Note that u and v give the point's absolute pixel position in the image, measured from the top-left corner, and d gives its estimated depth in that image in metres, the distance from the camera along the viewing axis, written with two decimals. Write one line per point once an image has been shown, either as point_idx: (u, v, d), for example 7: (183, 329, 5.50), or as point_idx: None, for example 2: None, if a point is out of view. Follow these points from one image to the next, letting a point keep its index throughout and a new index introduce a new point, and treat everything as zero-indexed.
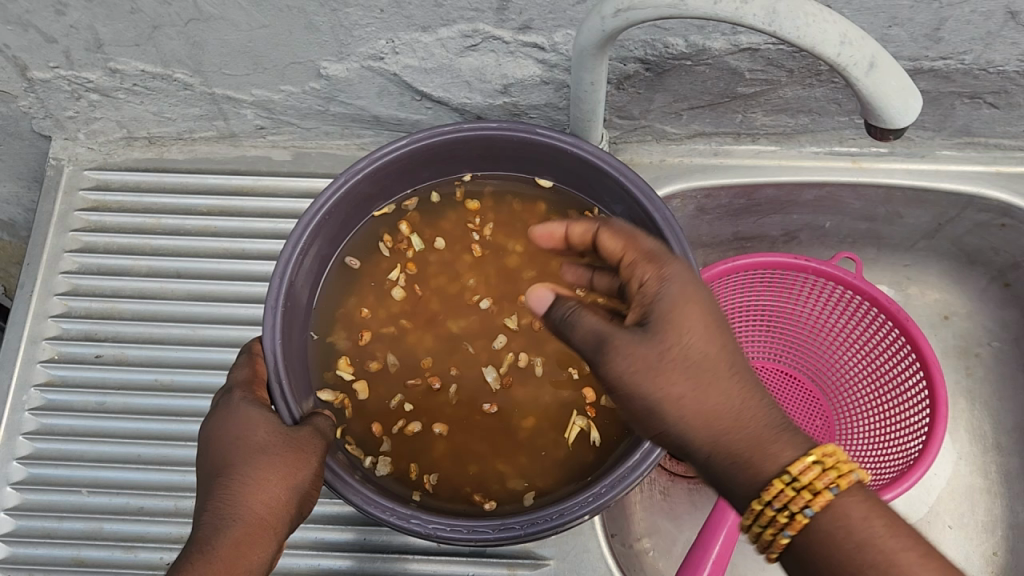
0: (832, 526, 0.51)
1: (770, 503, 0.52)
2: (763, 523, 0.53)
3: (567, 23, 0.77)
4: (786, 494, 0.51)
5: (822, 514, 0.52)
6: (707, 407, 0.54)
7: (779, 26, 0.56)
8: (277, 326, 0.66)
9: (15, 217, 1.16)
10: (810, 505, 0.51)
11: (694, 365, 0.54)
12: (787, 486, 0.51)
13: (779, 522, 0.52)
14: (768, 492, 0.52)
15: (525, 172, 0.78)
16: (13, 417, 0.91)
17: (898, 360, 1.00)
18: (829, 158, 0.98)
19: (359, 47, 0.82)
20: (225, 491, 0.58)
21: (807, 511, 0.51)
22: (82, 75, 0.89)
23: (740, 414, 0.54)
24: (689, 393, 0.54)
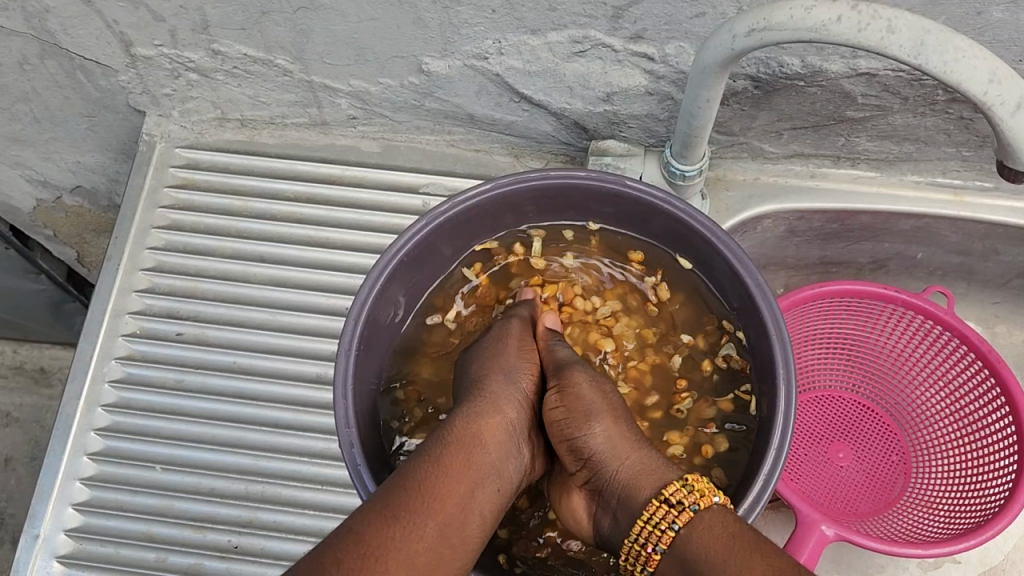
0: (709, 522, 0.57)
1: (668, 497, 0.59)
2: (656, 519, 0.59)
3: (682, 35, 0.75)
4: (683, 490, 0.59)
5: (705, 512, 0.57)
6: (623, 464, 0.64)
7: (926, 60, 0.54)
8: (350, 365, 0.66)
9: (98, 186, 1.17)
10: (697, 501, 0.58)
11: (618, 412, 0.67)
12: (684, 485, 0.60)
13: (670, 517, 0.58)
14: (669, 489, 0.60)
15: (668, 250, 0.75)
16: (94, 387, 0.92)
17: (985, 404, 0.96)
18: (930, 188, 0.94)
19: (464, 45, 0.82)
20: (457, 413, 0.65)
21: (693, 506, 0.58)
22: (184, 55, 0.90)
23: (642, 459, 0.64)
24: (600, 421, 0.66)
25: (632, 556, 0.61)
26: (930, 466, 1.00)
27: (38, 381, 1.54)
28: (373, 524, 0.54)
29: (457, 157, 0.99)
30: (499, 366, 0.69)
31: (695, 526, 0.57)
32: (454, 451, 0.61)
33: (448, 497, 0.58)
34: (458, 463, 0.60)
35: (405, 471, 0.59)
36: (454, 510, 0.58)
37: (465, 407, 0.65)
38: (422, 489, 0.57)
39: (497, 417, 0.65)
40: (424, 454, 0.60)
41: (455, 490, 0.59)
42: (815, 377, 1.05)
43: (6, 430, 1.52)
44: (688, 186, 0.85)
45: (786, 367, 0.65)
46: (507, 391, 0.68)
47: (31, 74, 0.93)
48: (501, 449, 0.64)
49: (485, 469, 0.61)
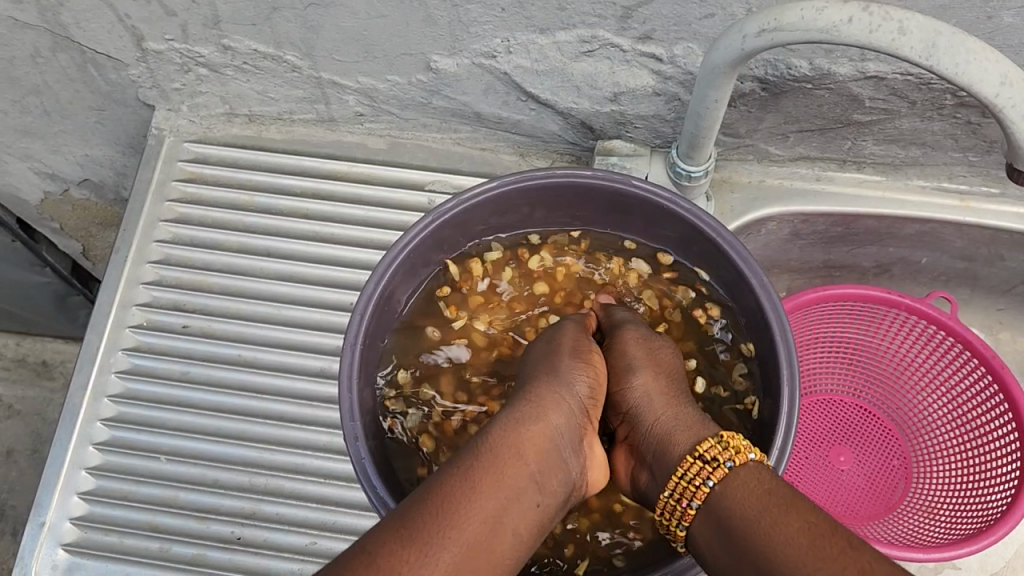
0: (745, 478, 0.57)
1: (702, 454, 0.59)
2: (689, 476, 0.59)
3: (690, 36, 0.76)
4: (718, 446, 0.59)
5: (740, 468, 0.58)
6: (658, 419, 0.64)
7: (937, 62, 0.55)
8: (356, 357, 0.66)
9: (105, 180, 1.17)
10: (733, 458, 0.58)
11: (666, 373, 0.67)
12: (718, 441, 0.59)
13: (705, 472, 0.58)
14: (704, 446, 0.60)
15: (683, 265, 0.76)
16: (100, 377, 0.93)
17: (987, 410, 0.96)
18: (935, 193, 0.94)
19: (473, 43, 0.82)
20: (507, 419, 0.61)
21: (728, 463, 0.58)
22: (194, 50, 0.90)
23: (681, 421, 0.63)
24: (641, 376, 0.66)
25: (667, 512, 0.61)
26: (932, 470, 1.00)
27: (41, 374, 1.55)
28: (386, 544, 0.51)
29: (463, 156, 0.99)
30: (551, 370, 0.65)
31: (730, 483, 0.57)
32: (487, 464, 0.57)
33: (475, 513, 0.54)
34: (491, 476, 0.56)
35: (430, 486, 0.55)
36: (481, 529, 0.54)
37: (513, 416, 0.61)
38: (446, 506, 0.54)
39: (540, 429, 0.61)
40: (454, 468, 0.57)
41: (485, 507, 0.55)
42: (817, 381, 1.05)
43: (9, 422, 1.52)
44: (695, 186, 0.85)
45: (789, 368, 0.65)
46: (557, 397, 0.63)
47: (42, 66, 0.93)
48: (541, 462, 0.59)
49: (521, 483, 0.57)
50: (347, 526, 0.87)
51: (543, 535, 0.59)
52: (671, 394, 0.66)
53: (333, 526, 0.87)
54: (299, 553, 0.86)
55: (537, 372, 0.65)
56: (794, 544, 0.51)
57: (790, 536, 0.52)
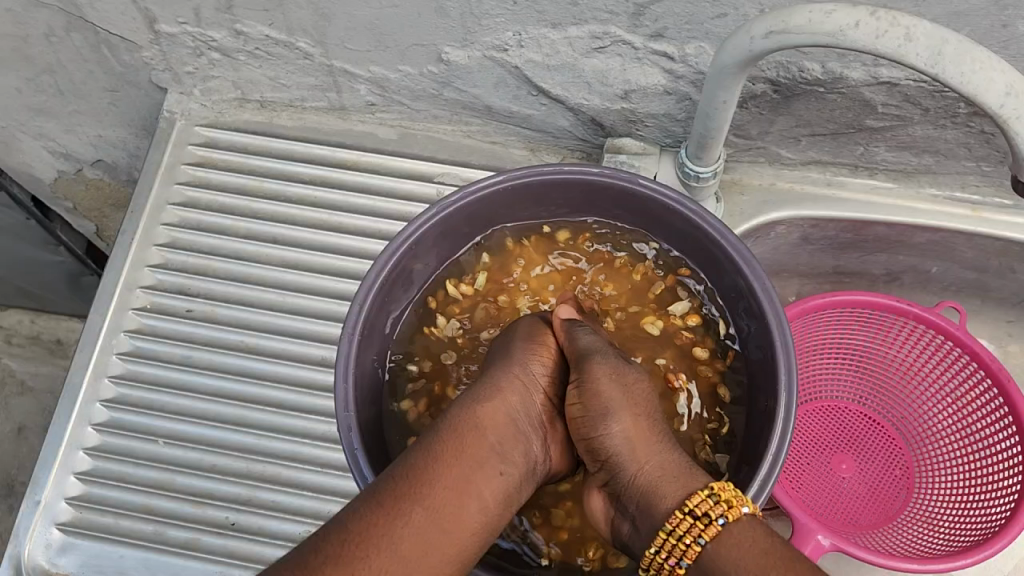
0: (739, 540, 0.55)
1: (692, 509, 0.56)
2: (680, 531, 0.56)
3: (702, 35, 0.75)
4: (708, 501, 0.56)
5: (734, 526, 0.55)
6: (641, 468, 0.60)
7: (944, 70, 0.54)
8: (353, 349, 0.66)
9: (118, 161, 1.18)
10: (725, 513, 0.55)
11: (641, 408, 0.63)
12: (709, 494, 0.57)
13: (694, 531, 0.56)
14: (693, 501, 0.57)
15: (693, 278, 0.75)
16: (101, 358, 0.93)
17: (992, 423, 0.95)
18: (947, 203, 0.93)
19: (485, 36, 0.82)
20: (463, 400, 0.62)
21: (721, 520, 0.55)
22: (207, 34, 0.90)
23: (661, 466, 0.60)
24: (615, 422, 0.61)
25: (650, 566, 0.58)
26: (933, 480, 0.99)
27: (54, 352, 1.56)
28: (360, 516, 0.53)
29: (472, 149, 0.98)
30: (506, 357, 0.65)
31: (722, 542, 0.55)
32: (447, 439, 0.58)
33: (438, 480, 0.56)
34: (451, 449, 0.57)
35: (394, 464, 0.58)
36: (444, 495, 0.55)
37: (467, 398, 0.62)
38: (409, 477, 0.56)
39: (497, 406, 0.61)
40: (417, 445, 0.58)
41: (445, 475, 0.56)
42: (821, 387, 1.05)
43: (21, 398, 1.53)
44: (703, 187, 0.85)
45: (788, 373, 0.64)
46: (514, 380, 0.63)
47: (56, 46, 0.94)
48: (501, 431, 0.60)
49: (480, 452, 0.58)
50: None
51: (516, 504, 0.59)
52: (649, 434, 0.62)
53: (328, 515, 0.87)
54: (294, 541, 0.86)
55: (501, 356, 0.66)
56: None
57: None
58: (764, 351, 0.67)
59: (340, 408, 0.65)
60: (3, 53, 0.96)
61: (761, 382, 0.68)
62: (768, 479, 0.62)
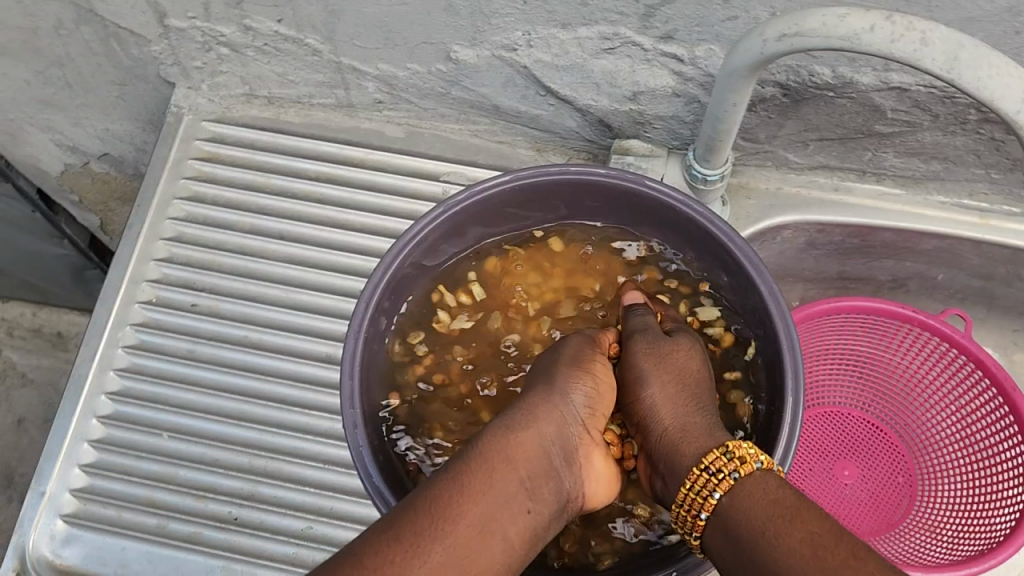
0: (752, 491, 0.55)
1: (706, 466, 0.57)
2: (694, 487, 0.57)
3: (712, 38, 0.75)
4: (722, 458, 0.57)
5: (746, 480, 0.56)
6: (668, 427, 0.61)
7: (959, 75, 0.54)
8: (359, 350, 0.66)
9: (125, 155, 1.18)
10: (738, 469, 0.56)
11: (679, 376, 0.63)
12: (723, 452, 0.57)
13: (709, 486, 0.56)
14: (706, 458, 0.57)
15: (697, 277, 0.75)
16: (107, 351, 0.93)
17: (997, 432, 0.95)
18: (955, 210, 0.93)
19: (494, 35, 0.82)
20: (495, 426, 0.59)
21: (733, 475, 0.56)
22: (216, 29, 0.90)
23: (686, 427, 0.61)
24: (649, 387, 0.63)
25: (679, 521, 0.59)
26: (936, 489, 0.99)
27: (57, 345, 1.56)
28: (374, 550, 0.51)
29: (479, 148, 0.98)
30: (548, 382, 0.62)
31: (737, 494, 0.55)
32: (475, 468, 0.56)
33: (461, 516, 0.53)
34: (479, 481, 0.55)
35: (416, 491, 0.55)
36: (467, 534, 0.53)
37: (501, 423, 0.59)
38: (430, 511, 0.53)
39: (531, 435, 0.59)
40: (444, 473, 0.56)
41: (469, 511, 0.54)
42: (824, 393, 1.04)
43: (23, 390, 1.54)
44: (710, 190, 0.85)
45: (795, 377, 0.65)
46: (551, 405, 0.60)
47: (65, 38, 0.94)
48: (534, 464, 0.58)
49: (510, 487, 0.56)
50: (345, 512, 0.87)
51: (540, 543, 0.57)
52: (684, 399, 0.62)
53: (330, 512, 0.87)
54: (295, 537, 0.86)
55: (544, 377, 0.63)
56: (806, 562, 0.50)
57: (796, 549, 0.51)
58: (771, 356, 0.67)
59: (346, 406, 0.64)
60: (12, 46, 0.96)
61: (768, 385, 0.68)
62: None
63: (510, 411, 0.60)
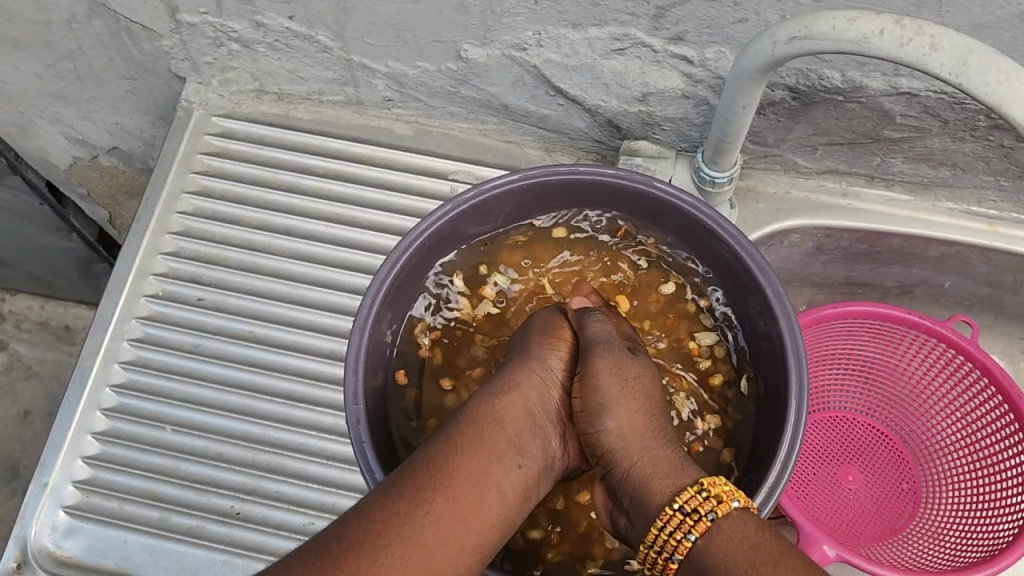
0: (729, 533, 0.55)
1: (681, 505, 0.56)
2: (671, 527, 0.56)
3: (723, 40, 0.75)
4: (697, 497, 0.57)
5: (724, 520, 0.55)
6: (635, 464, 0.60)
7: (967, 80, 0.53)
8: (363, 345, 0.66)
9: (134, 149, 1.18)
10: (714, 509, 0.55)
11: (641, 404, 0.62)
12: (698, 492, 0.57)
13: (684, 527, 0.56)
14: (681, 496, 0.57)
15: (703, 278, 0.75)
16: (112, 344, 0.94)
17: (1001, 440, 0.95)
18: (963, 217, 0.93)
19: (505, 34, 0.82)
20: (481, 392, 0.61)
21: (710, 515, 0.55)
22: (228, 25, 0.91)
23: (654, 463, 0.60)
24: (611, 417, 0.61)
25: (647, 561, 0.59)
26: (939, 496, 0.98)
27: (62, 338, 1.57)
28: (375, 512, 0.54)
29: (487, 148, 0.98)
30: (525, 348, 0.64)
31: (711, 537, 0.55)
32: (464, 430, 0.58)
33: (454, 474, 0.56)
34: (468, 440, 0.58)
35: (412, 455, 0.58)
36: (461, 490, 0.56)
37: (483, 389, 0.61)
38: (424, 470, 0.56)
39: (514, 396, 0.61)
40: (437, 436, 0.58)
41: (461, 468, 0.56)
42: (829, 397, 1.04)
43: (29, 382, 1.54)
44: (718, 193, 0.85)
45: (798, 378, 0.65)
46: (529, 372, 0.62)
47: (77, 32, 0.94)
48: (519, 422, 0.60)
49: (499, 445, 0.58)
50: (348, 509, 0.87)
51: (534, 497, 0.59)
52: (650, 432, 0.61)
53: (333, 508, 0.87)
54: (298, 533, 0.86)
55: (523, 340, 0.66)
56: None
57: None
58: (775, 357, 0.67)
59: (349, 400, 0.65)
60: (24, 38, 0.96)
61: (771, 386, 0.68)
62: (778, 482, 0.62)
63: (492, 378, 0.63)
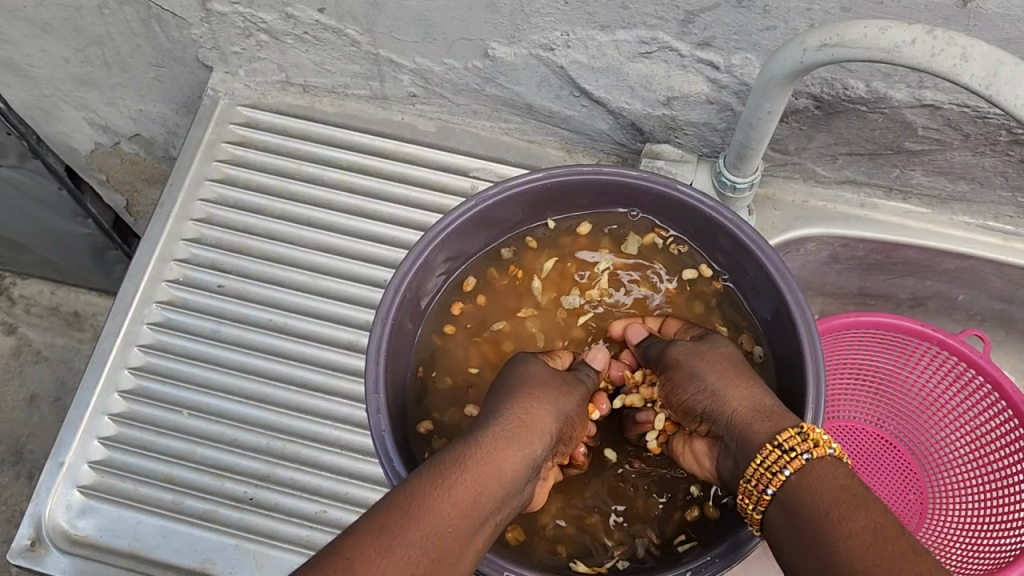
0: (821, 478, 0.57)
1: (779, 442, 0.59)
2: (768, 463, 0.59)
3: (749, 47, 0.76)
4: (796, 438, 0.59)
5: (817, 466, 0.57)
6: (736, 410, 0.64)
7: (996, 91, 0.54)
8: (382, 350, 0.67)
9: (156, 136, 1.19)
10: (811, 450, 0.58)
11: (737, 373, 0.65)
12: (798, 433, 0.59)
13: (781, 462, 0.58)
14: (783, 435, 0.59)
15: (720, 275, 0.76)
16: (132, 327, 0.95)
17: (1010, 455, 0.95)
18: (978, 230, 0.94)
19: (532, 34, 0.83)
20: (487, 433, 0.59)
21: (806, 455, 0.58)
22: (258, 15, 0.92)
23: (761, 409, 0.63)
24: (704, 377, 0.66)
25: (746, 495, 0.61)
26: (947, 508, 0.99)
27: (71, 324, 1.58)
28: (358, 549, 0.51)
29: (509, 146, 0.99)
30: (551, 395, 0.64)
31: (805, 475, 0.57)
32: (465, 477, 0.56)
33: (443, 528, 0.54)
34: (465, 492, 0.56)
35: (405, 488, 0.55)
36: (445, 545, 0.54)
37: (492, 431, 0.60)
38: (416, 513, 0.53)
39: (516, 451, 0.59)
40: (433, 474, 0.56)
41: (451, 523, 0.54)
42: (840, 407, 1.05)
43: (37, 366, 1.55)
44: (738, 199, 0.86)
45: (816, 387, 0.65)
46: (542, 419, 0.62)
47: (108, 18, 0.96)
48: (515, 481, 0.58)
49: (489, 501, 0.57)
50: (360, 500, 0.87)
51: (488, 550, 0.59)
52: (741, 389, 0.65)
53: (344, 497, 0.88)
54: (309, 521, 0.87)
55: (535, 387, 0.64)
56: (860, 545, 0.53)
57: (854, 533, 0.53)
58: (794, 364, 0.68)
59: (371, 389, 0.65)
60: (55, 22, 0.98)
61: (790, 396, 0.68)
62: None
63: (502, 421, 0.61)
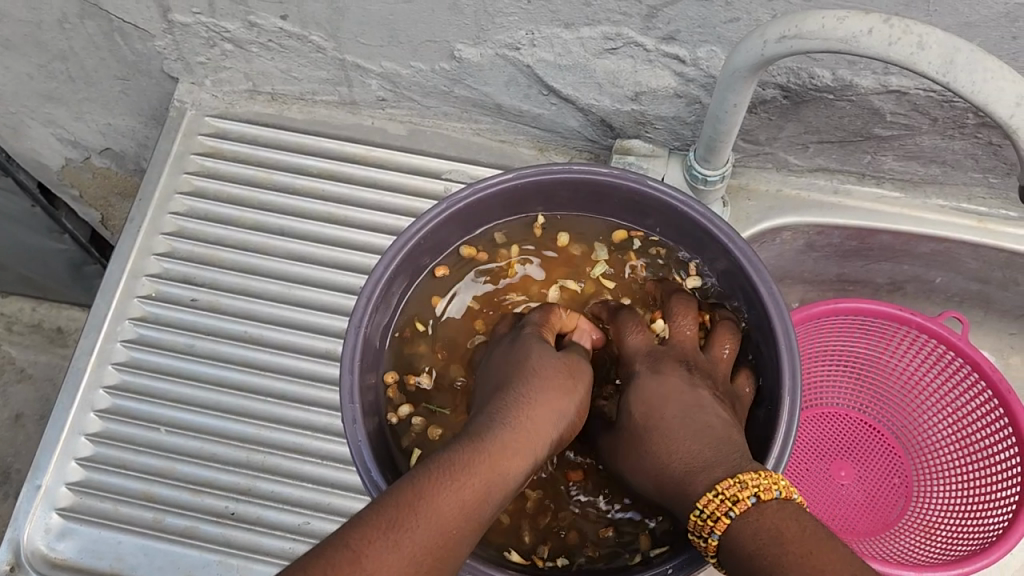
0: (744, 534, 0.55)
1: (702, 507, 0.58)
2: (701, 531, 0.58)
3: (714, 39, 0.76)
4: (715, 499, 0.58)
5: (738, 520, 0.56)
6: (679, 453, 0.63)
7: (954, 78, 0.54)
8: (355, 361, 0.66)
9: (126, 149, 1.18)
10: (731, 508, 0.56)
11: (692, 418, 0.65)
12: (715, 495, 0.58)
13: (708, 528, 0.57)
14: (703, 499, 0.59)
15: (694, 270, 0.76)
16: (105, 346, 0.94)
17: (992, 434, 0.95)
18: (952, 213, 0.93)
19: (497, 34, 0.82)
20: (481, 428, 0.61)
21: (728, 516, 0.56)
22: (221, 25, 0.91)
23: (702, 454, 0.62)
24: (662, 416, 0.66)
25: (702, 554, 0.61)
26: (931, 490, 0.99)
27: (53, 340, 1.56)
28: (366, 536, 0.52)
29: (481, 147, 0.99)
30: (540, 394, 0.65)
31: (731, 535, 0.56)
32: (464, 466, 0.58)
33: (444, 515, 0.55)
34: (466, 481, 0.57)
35: (408, 480, 0.56)
36: (451, 529, 0.55)
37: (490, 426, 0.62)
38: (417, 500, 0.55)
39: (515, 441, 0.61)
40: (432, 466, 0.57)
41: (454, 509, 0.56)
42: (821, 394, 1.05)
43: (20, 386, 1.54)
44: (711, 190, 0.85)
45: (792, 379, 0.65)
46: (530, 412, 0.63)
47: (69, 33, 0.94)
48: (513, 471, 0.60)
49: (489, 490, 0.58)
50: (343, 509, 0.87)
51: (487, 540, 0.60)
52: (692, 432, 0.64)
53: (327, 508, 0.87)
54: (292, 533, 0.86)
55: (530, 380, 0.66)
56: None
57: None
58: (769, 356, 0.68)
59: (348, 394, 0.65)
60: (16, 39, 0.96)
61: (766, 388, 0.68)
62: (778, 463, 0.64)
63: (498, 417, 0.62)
